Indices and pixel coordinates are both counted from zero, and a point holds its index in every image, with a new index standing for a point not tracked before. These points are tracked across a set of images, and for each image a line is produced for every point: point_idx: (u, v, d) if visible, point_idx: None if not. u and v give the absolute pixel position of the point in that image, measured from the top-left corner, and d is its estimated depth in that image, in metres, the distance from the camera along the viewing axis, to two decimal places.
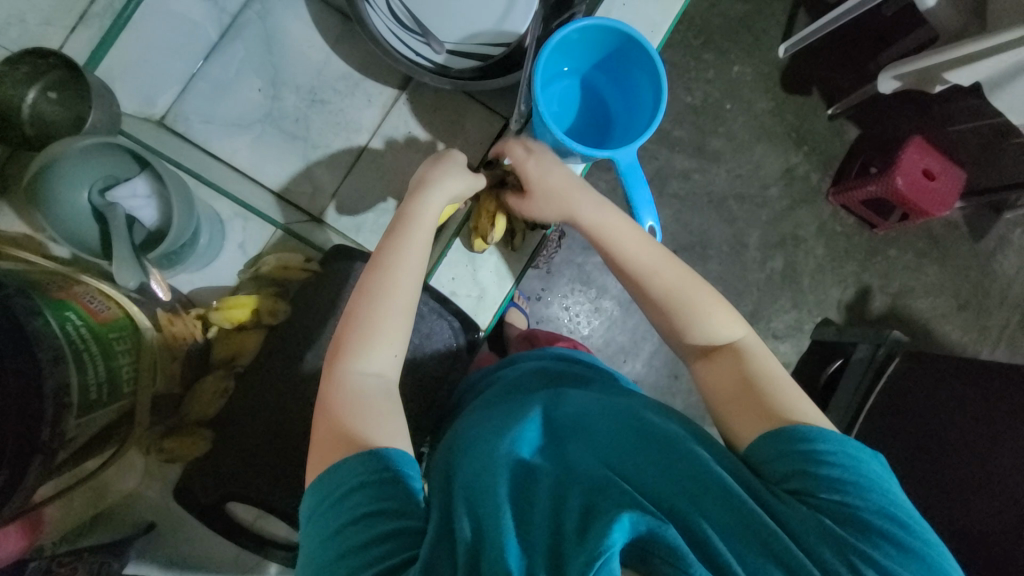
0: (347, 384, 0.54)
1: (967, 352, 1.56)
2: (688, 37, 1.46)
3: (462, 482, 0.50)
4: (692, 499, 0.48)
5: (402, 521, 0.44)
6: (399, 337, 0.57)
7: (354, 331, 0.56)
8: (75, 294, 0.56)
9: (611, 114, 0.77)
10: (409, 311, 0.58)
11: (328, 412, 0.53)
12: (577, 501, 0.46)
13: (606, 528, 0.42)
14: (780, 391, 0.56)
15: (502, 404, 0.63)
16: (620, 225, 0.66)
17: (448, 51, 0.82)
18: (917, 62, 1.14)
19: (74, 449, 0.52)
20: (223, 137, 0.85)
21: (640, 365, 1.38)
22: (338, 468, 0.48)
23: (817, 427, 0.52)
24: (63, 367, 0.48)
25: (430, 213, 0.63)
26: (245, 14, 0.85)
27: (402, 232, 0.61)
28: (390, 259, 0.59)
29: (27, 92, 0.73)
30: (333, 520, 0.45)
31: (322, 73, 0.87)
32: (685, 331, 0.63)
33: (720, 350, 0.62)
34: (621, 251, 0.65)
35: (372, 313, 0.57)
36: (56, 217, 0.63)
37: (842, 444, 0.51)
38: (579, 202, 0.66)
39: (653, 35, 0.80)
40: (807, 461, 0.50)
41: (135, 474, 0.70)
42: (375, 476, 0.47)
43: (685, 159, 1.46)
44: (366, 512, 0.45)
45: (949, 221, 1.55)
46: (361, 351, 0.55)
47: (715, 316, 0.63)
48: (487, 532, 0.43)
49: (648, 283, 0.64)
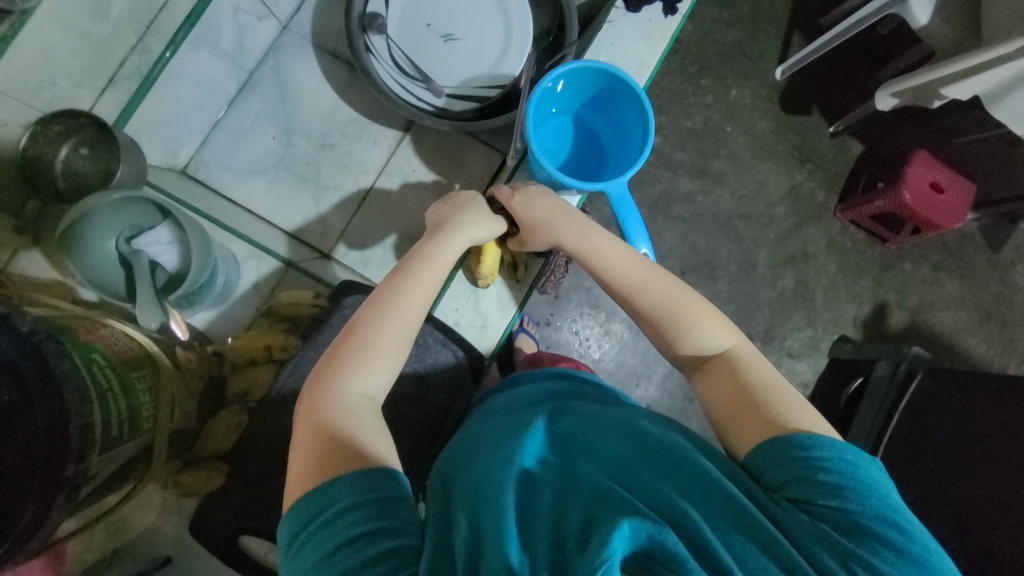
0: (333, 395, 0.56)
1: (994, 366, 1.51)
2: (684, 64, 1.50)
3: (463, 491, 0.51)
4: (692, 503, 0.48)
5: (399, 540, 0.45)
6: (396, 362, 0.60)
7: (355, 349, 0.58)
8: (101, 336, 0.60)
9: (604, 146, 0.80)
10: (409, 339, 0.61)
11: (310, 422, 0.54)
12: (577, 511, 0.47)
13: (605, 539, 0.42)
14: (775, 397, 0.57)
15: (503, 416, 0.65)
16: (610, 247, 0.68)
17: (448, 94, 0.88)
18: (914, 79, 1.16)
19: (97, 484, 0.54)
20: (240, 182, 0.91)
21: (653, 389, 1.37)
22: (327, 486, 0.48)
23: (816, 435, 0.53)
24: (88, 406, 0.51)
25: (448, 249, 0.66)
26: (261, 69, 0.92)
27: (419, 262, 0.64)
28: (390, 286, 0.62)
29: (60, 149, 0.78)
30: (330, 540, 0.45)
31: (332, 119, 0.93)
32: (677, 343, 0.64)
33: (713, 360, 0.63)
34: (614, 271, 0.67)
35: (362, 334, 0.59)
36: (84, 265, 0.68)
37: (840, 451, 0.51)
38: (567, 228, 0.69)
39: (641, 71, 0.84)
40: (804, 468, 0.51)
41: (153, 510, 0.71)
42: (371, 494, 0.47)
43: (688, 182, 1.49)
44: (362, 531, 0.45)
45: (964, 233, 1.53)
46: (349, 367, 0.57)
47: (705, 325, 0.64)
48: (487, 533, 0.45)
49: (638, 299, 0.66)
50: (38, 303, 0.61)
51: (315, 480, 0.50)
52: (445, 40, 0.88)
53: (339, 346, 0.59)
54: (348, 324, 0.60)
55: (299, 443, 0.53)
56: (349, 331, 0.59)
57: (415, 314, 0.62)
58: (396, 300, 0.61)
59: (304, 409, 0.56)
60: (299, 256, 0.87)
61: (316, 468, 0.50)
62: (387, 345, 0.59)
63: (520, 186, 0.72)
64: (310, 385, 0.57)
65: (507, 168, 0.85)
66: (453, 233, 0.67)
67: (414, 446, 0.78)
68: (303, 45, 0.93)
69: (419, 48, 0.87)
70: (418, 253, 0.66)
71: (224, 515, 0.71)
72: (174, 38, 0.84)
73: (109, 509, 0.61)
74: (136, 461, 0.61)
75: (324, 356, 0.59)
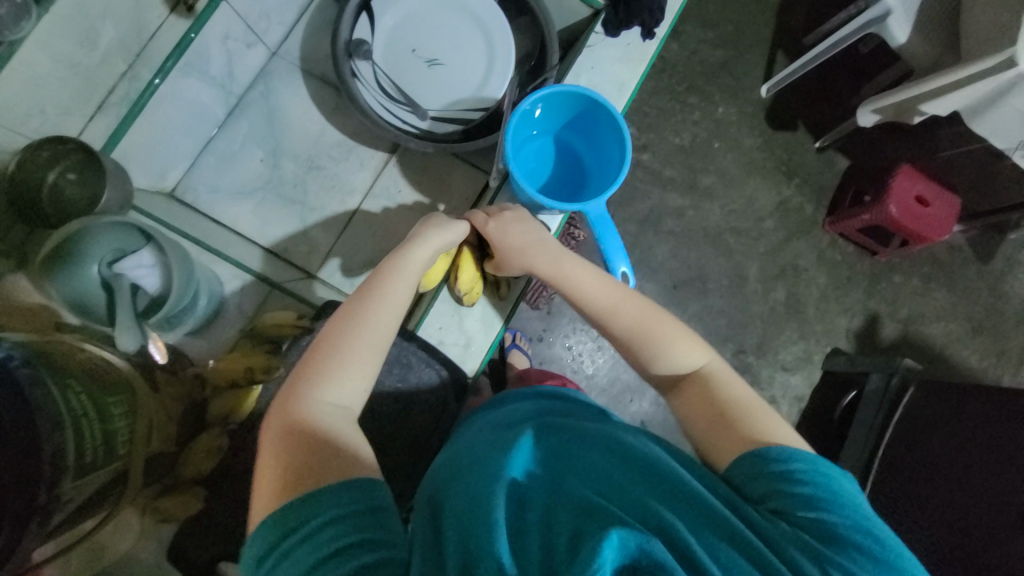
0: (304, 409, 0.55)
1: (988, 377, 1.52)
2: (672, 83, 1.53)
3: (452, 502, 0.50)
4: (676, 514, 0.48)
5: (384, 551, 0.44)
6: (369, 373, 0.59)
7: (325, 365, 0.58)
8: (79, 360, 0.61)
9: (584, 167, 0.82)
10: (381, 349, 0.61)
11: (280, 436, 0.53)
12: (566, 526, 0.46)
13: (597, 546, 0.42)
14: (750, 413, 0.58)
15: (487, 435, 0.65)
16: (583, 273, 0.69)
17: (432, 117, 0.90)
18: (894, 96, 1.18)
19: (69, 512, 0.54)
20: (227, 205, 0.93)
21: (648, 404, 1.36)
22: (308, 499, 0.47)
23: (789, 448, 0.53)
24: (60, 432, 0.51)
25: (415, 260, 0.67)
26: (250, 94, 0.94)
27: (388, 275, 0.65)
28: (362, 301, 0.62)
29: (49, 173, 0.78)
30: (311, 553, 0.44)
31: (319, 141, 0.95)
32: (651, 364, 0.64)
33: (688, 379, 0.63)
34: (590, 293, 0.68)
35: (333, 348, 0.59)
36: (65, 291, 0.68)
37: (813, 464, 0.52)
38: (540, 255, 0.70)
39: (620, 94, 0.86)
40: (779, 481, 0.51)
41: (129, 536, 0.68)
42: (353, 506, 0.46)
43: (678, 198, 1.51)
44: (343, 544, 0.44)
45: (952, 244, 1.55)
46: (320, 381, 0.57)
47: (678, 345, 0.64)
48: (478, 540, 0.44)
49: (613, 323, 0.66)
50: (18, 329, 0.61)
51: (287, 498, 0.48)
52: (430, 65, 0.90)
53: (311, 360, 0.58)
54: (319, 340, 0.60)
55: (269, 463, 0.52)
56: (321, 345, 0.59)
57: (387, 327, 0.62)
58: (368, 315, 0.61)
59: (274, 423, 0.54)
60: (272, 269, 0.87)
61: (288, 487, 0.49)
62: (359, 358, 0.59)
63: (495, 214, 0.73)
64: (278, 404, 0.56)
65: (490, 189, 0.86)
66: (423, 247, 0.68)
67: (400, 466, 0.79)
68: (292, 70, 0.96)
69: (404, 73, 0.89)
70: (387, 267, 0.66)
71: (203, 543, 0.70)
72: (163, 65, 0.80)
73: (84, 534, 0.60)
74: (111, 487, 0.61)
75: (296, 371, 0.59)
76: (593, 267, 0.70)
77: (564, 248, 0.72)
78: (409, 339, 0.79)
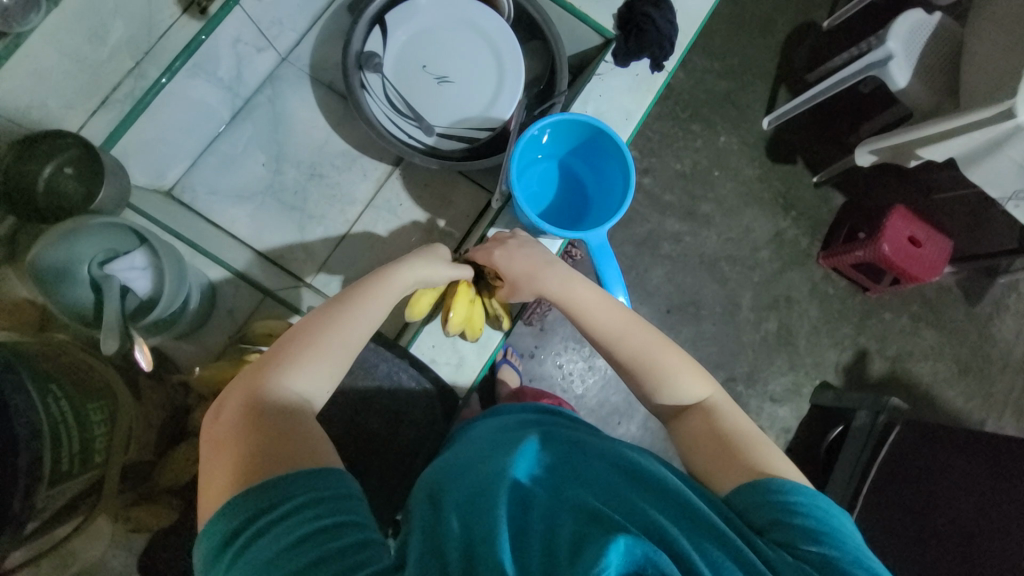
0: (269, 391, 0.54)
1: (973, 418, 1.53)
2: (675, 110, 1.55)
3: (455, 498, 0.50)
4: (677, 526, 0.47)
5: (364, 534, 0.43)
6: (338, 371, 0.59)
7: (298, 352, 0.57)
8: (59, 362, 0.59)
9: (588, 194, 0.82)
10: (354, 350, 0.60)
11: (239, 415, 0.52)
12: (567, 529, 0.45)
13: (602, 548, 0.41)
14: (753, 448, 0.57)
15: (488, 438, 0.64)
16: (591, 297, 0.68)
17: (439, 133, 0.90)
18: (891, 138, 1.20)
19: (43, 518, 0.53)
20: (226, 207, 0.92)
21: (635, 427, 1.36)
22: (280, 480, 0.46)
23: (791, 481, 0.53)
24: (38, 442, 0.49)
25: (406, 268, 0.67)
26: (257, 98, 0.94)
27: (376, 278, 0.64)
28: (346, 296, 0.62)
29: (45, 167, 0.79)
30: (289, 532, 0.42)
31: (323, 149, 0.95)
32: (656, 394, 0.64)
33: (691, 410, 0.63)
34: (595, 320, 0.67)
35: (309, 337, 0.58)
36: (44, 273, 0.67)
37: (815, 499, 0.51)
38: (549, 277, 0.70)
39: (626, 122, 0.88)
40: (781, 511, 0.50)
41: (102, 542, 0.67)
42: (333, 490, 0.45)
43: (676, 223, 1.52)
44: (322, 524, 0.43)
45: (943, 285, 1.56)
46: (289, 368, 0.56)
47: (682, 376, 0.64)
48: (480, 539, 0.44)
49: (617, 350, 0.66)
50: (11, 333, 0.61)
51: (243, 485, 0.46)
52: (439, 82, 0.90)
53: (286, 346, 0.57)
54: (296, 328, 0.59)
55: (224, 447, 0.50)
56: (298, 333, 0.58)
57: (365, 327, 0.61)
58: (350, 311, 0.61)
59: (234, 402, 0.53)
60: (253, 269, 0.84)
61: (242, 473, 0.47)
62: (333, 350, 0.58)
63: (503, 238, 0.74)
64: (241, 388, 0.54)
65: (491, 211, 0.86)
66: (413, 258, 0.68)
67: (383, 484, 0.77)
68: (300, 77, 0.96)
69: (413, 88, 0.89)
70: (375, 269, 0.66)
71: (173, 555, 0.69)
72: (171, 65, 0.79)
73: (59, 541, 0.59)
74: (84, 497, 0.59)
75: (266, 354, 0.58)
76: (601, 288, 0.70)
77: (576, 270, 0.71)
78: (401, 356, 0.79)
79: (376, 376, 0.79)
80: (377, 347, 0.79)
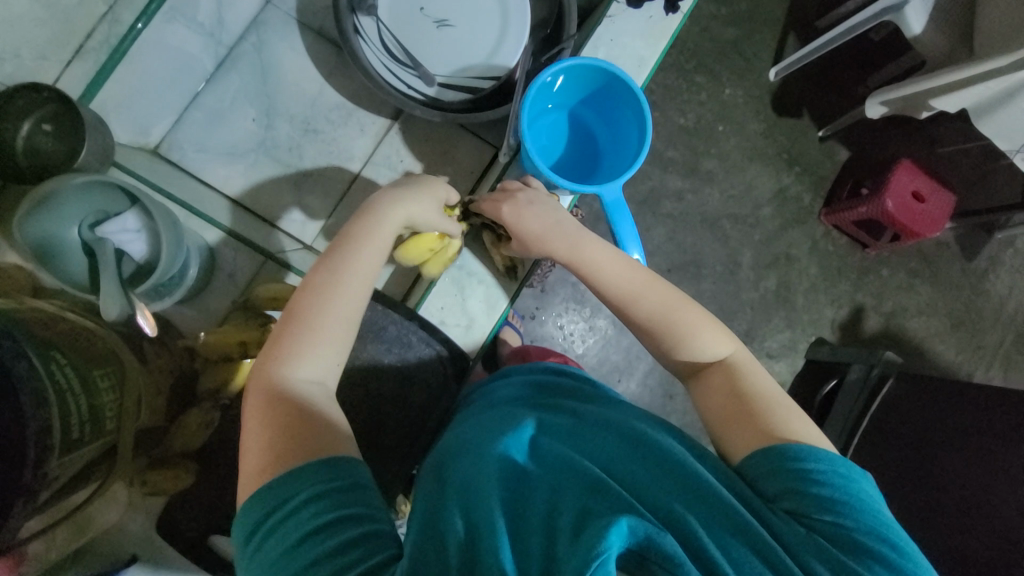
0: (279, 380, 0.53)
1: (961, 370, 1.57)
2: (680, 61, 1.48)
3: (455, 480, 0.49)
4: (685, 506, 0.47)
5: (369, 526, 0.44)
6: (342, 345, 0.57)
7: (297, 335, 0.55)
8: (60, 330, 0.58)
9: (598, 147, 0.79)
10: (355, 320, 0.58)
11: (256, 408, 0.53)
12: (571, 505, 0.45)
13: (603, 532, 0.41)
14: (771, 407, 0.57)
15: (490, 412, 0.63)
16: (604, 255, 0.67)
17: (440, 83, 0.84)
18: (902, 90, 1.15)
19: (57, 487, 0.52)
20: (216, 166, 0.87)
21: (635, 385, 1.38)
22: (290, 476, 0.46)
23: (810, 447, 0.53)
24: (45, 409, 0.47)
25: (391, 223, 0.63)
26: (242, 46, 0.87)
27: (353, 241, 0.61)
28: (333, 263, 0.59)
29: (22, 125, 0.75)
30: (294, 531, 0.43)
31: (317, 103, 0.89)
32: (675, 351, 0.64)
33: (712, 368, 0.62)
34: (609, 281, 0.66)
35: (304, 317, 0.56)
36: (35, 242, 0.65)
37: (833, 464, 0.51)
38: (557, 239, 0.68)
39: (639, 70, 0.82)
40: (798, 480, 0.51)
41: (118, 507, 0.67)
42: (334, 481, 0.46)
43: (678, 180, 1.48)
44: (326, 520, 0.43)
45: (941, 241, 1.56)
46: (291, 352, 0.55)
47: (706, 333, 0.63)
48: (482, 527, 0.43)
49: (633, 310, 0.65)
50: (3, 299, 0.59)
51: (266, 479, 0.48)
52: (438, 26, 0.84)
53: (285, 330, 0.56)
54: (290, 308, 0.58)
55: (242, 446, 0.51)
56: (292, 313, 0.57)
57: (360, 290, 0.59)
58: (339, 280, 0.58)
59: (250, 396, 0.54)
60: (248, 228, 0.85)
61: (269, 465, 0.49)
62: (330, 324, 0.56)
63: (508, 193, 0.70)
64: (252, 379, 0.55)
65: (498, 166, 0.84)
66: (400, 211, 0.64)
67: (395, 445, 0.78)
68: (287, 22, 0.89)
69: (410, 32, 0.83)
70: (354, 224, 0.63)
71: (193, 515, 0.70)
72: (147, 9, 0.81)
73: (74, 508, 0.58)
74: (100, 462, 0.59)
75: (268, 342, 0.57)
76: (617, 248, 0.68)
77: (583, 225, 0.69)
78: (410, 318, 0.78)
79: (384, 340, 0.78)
80: (388, 310, 0.78)
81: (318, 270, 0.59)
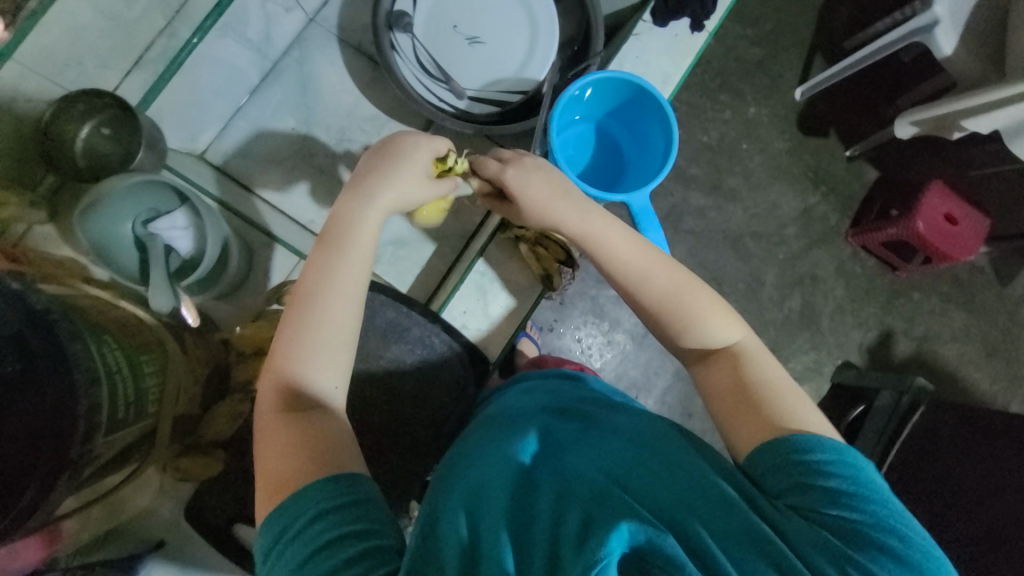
0: (291, 394, 0.56)
1: (997, 402, 1.50)
2: (704, 80, 1.49)
3: (461, 485, 0.51)
4: (694, 514, 0.47)
5: (376, 540, 0.45)
6: (344, 355, 0.59)
7: (297, 351, 0.57)
8: (111, 316, 0.62)
9: (624, 156, 0.81)
10: (352, 330, 0.60)
11: (270, 422, 0.55)
12: (577, 510, 0.45)
13: (604, 538, 0.41)
14: (778, 396, 0.57)
15: (499, 417, 0.64)
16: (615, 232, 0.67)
17: (470, 96, 0.88)
18: (935, 109, 1.13)
19: (100, 464, 0.55)
20: (257, 169, 0.93)
21: (652, 402, 1.36)
22: (301, 494, 0.48)
23: (817, 437, 0.52)
24: (96, 388, 0.51)
25: (366, 223, 0.63)
26: (285, 60, 0.93)
27: (334, 250, 0.61)
28: (319, 274, 0.60)
29: (81, 127, 0.79)
30: (304, 547, 0.45)
31: (353, 113, 0.94)
32: (683, 337, 0.64)
33: (720, 353, 0.63)
34: (618, 261, 0.66)
35: (301, 331, 0.58)
36: (95, 240, 0.69)
37: (840, 455, 0.51)
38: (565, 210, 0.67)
39: (664, 85, 0.85)
40: (806, 473, 0.50)
41: (149, 493, 0.70)
42: (342, 498, 0.48)
43: (701, 197, 1.48)
44: (335, 536, 0.45)
45: (975, 265, 1.51)
46: (296, 367, 0.57)
47: (715, 319, 0.64)
48: (484, 538, 0.44)
49: (640, 293, 0.66)
50: (60, 284, 0.63)
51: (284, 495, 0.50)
52: (470, 43, 0.88)
53: (284, 345, 0.58)
54: (286, 322, 0.59)
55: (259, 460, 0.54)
56: (290, 328, 0.58)
57: (350, 297, 0.60)
58: (325, 291, 0.59)
59: (263, 410, 0.57)
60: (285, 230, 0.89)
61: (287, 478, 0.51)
62: (330, 338, 0.58)
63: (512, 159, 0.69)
64: (261, 395, 0.58)
65: None
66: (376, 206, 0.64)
67: (414, 447, 0.79)
68: (328, 38, 0.95)
69: (443, 48, 0.87)
70: (331, 235, 0.63)
71: (222, 504, 0.73)
72: (202, 25, 0.84)
73: (109, 489, 0.61)
74: (140, 444, 0.62)
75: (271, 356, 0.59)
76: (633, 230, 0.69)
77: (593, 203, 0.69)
78: (433, 320, 0.80)
79: (408, 341, 0.80)
80: (413, 312, 0.80)
81: (306, 282, 0.60)
